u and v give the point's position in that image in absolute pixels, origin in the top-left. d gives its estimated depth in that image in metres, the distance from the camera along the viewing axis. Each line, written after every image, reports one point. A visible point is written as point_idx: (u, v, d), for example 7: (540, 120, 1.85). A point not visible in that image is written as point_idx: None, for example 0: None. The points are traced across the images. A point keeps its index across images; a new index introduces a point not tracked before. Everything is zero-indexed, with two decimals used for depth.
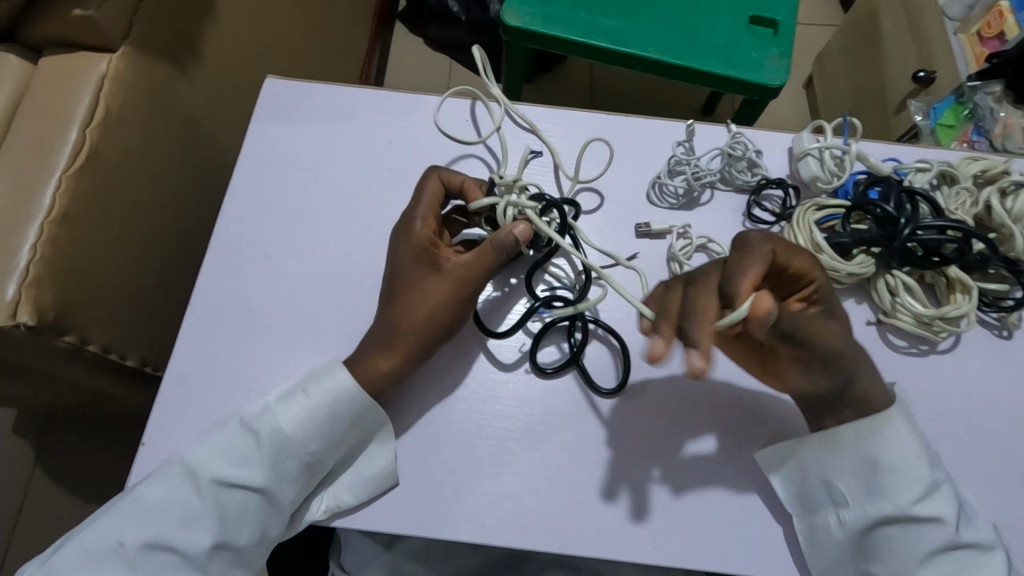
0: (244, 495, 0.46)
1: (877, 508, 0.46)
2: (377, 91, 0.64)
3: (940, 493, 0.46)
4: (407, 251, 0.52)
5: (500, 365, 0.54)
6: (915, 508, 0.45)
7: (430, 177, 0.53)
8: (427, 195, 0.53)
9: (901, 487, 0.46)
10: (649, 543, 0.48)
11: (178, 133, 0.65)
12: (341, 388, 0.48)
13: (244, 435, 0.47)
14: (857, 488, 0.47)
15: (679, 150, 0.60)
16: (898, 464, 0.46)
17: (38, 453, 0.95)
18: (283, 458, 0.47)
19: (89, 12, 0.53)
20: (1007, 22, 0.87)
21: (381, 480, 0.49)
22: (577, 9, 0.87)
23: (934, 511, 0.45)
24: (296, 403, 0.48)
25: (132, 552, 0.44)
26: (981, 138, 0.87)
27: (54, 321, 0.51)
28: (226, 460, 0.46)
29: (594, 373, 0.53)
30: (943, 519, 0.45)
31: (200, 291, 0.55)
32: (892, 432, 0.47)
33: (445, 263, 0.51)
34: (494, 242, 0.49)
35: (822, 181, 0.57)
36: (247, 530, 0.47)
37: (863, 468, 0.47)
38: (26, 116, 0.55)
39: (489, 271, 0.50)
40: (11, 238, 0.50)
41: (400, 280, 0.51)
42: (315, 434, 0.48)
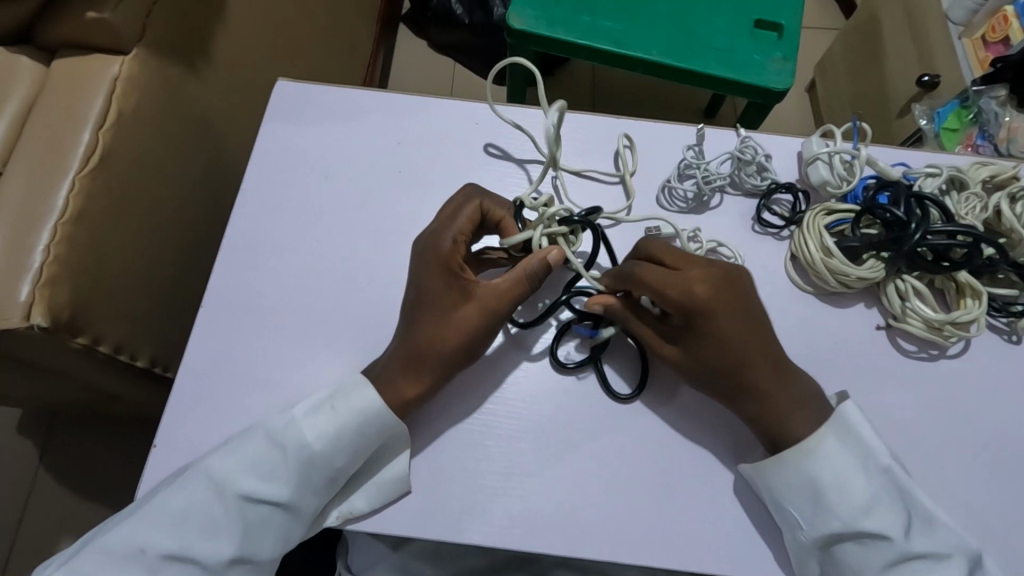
0: (267, 508, 0.46)
1: (829, 527, 0.46)
2: (385, 93, 0.64)
3: (887, 504, 0.45)
4: (433, 270, 0.50)
5: (528, 358, 0.54)
6: (864, 522, 0.45)
7: (467, 199, 0.53)
8: (463, 217, 0.52)
9: (843, 503, 0.45)
10: (659, 545, 0.48)
11: (189, 134, 0.65)
12: (370, 406, 0.48)
13: (269, 449, 0.47)
14: (808, 507, 0.46)
15: (689, 153, 0.61)
16: (837, 479, 0.46)
17: (44, 451, 0.95)
18: (310, 472, 0.47)
19: (104, 14, 0.53)
20: (1011, 27, 0.87)
21: (394, 486, 0.49)
22: (581, 12, 0.87)
23: (884, 524, 0.44)
24: (323, 418, 0.48)
25: (152, 559, 0.44)
26: (984, 142, 0.90)
27: (68, 322, 0.51)
28: (250, 473, 0.46)
29: (613, 378, 0.54)
30: (891, 535, 0.44)
31: (211, 293, 0.55)
32: (824, 446, 0.46)
33: (476, 289, 0.50)
34: (529, 270, 0.50)
35: (831, 186, 0.57)
36: (269, 540, 0.46)
37: (809, 488, 0.46)
38: (39, 118, 0.55)
39: (518, 300, 0.51)
40: (24, 239, 0.50)
41: (427, 303, 0.50)
42: (342, 449, 0.48)
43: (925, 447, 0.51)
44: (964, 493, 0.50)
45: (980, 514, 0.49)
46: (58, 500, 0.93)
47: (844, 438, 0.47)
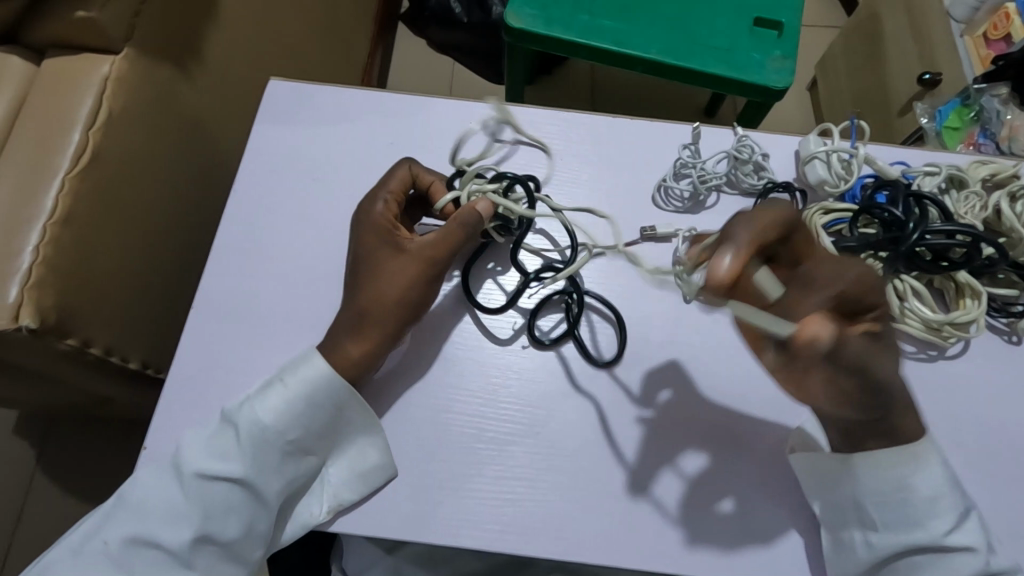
0: (225, 486, 0.45)
1: (910, 537, 0.44)
2: (379, 93, 0.64)
3: (970, 521, 0.44)
4: (369, 233, 0.51)
5: (501, 344, 0.54)
6: (947, 538, 0.43)
7: (399, 165, 0.54)
8: (393, 179, 0.53)
9: (936, 515, 0.44)
10: (653, 550, 0.48)
11: (180, 134, 0.65)
12: (316, 373, 0.48)
13: (225, 428, 0.47)
14: (891, 514, 0.45)
15: (685, 153, 0.60)
16: (933, 492, 0.44)
17: (39, 453, 0.95)
18: (264, 448, 0.46)
19: (92, 13, 0.53)
20: (1014, 23, 0.86)
21: (372, 472, 0.49)
22: (579, 11, 0.87)
23: (965, 540, 0.43)
24: (273, 393, 0.47)
25: (117, 548, 0.44)
26: (986, 141, 0.88)
27: (56, 324, 0.50)
28: (208, 453, 0.46)
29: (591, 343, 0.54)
30: (973, 550, 0.43)
31: (202, 294, 0.55)
32: (927, 460, 0.45)
33: (409, 243, 0.51)
34: (460, 220, 0.50)
35: (829, 185, 0.56)
36: (231, 522, 0.46)
37: (898, 495, 0.44)
38: (28, 118, 0.54)
39: (454, 250, 0.51)
40: (11, 241, 0.49)
41: (363, 260, 0.51)
42: (295, 422, 0.47)
43: None
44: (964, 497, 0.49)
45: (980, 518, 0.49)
46: (54, 501, 0.93)
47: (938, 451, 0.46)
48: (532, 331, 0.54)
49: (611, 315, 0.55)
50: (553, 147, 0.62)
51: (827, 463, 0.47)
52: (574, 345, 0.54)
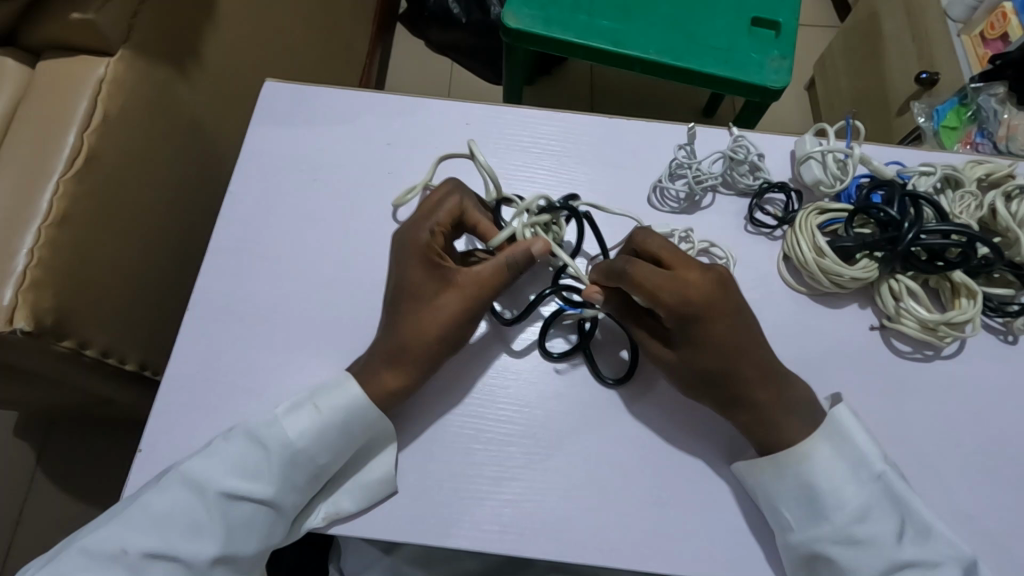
0: (251, 506, 0.46)
1: (817, 532, 0.45)
2: (375, 94, 0.64)
3: (879, 511, 0.44)
4: (415, 262, 0.51)
5: (514, 353, 0.54)
6: (854, 529, 0.44)
7: (449, 194, 0.52)
8: (442, 210, 0.52)
9: (835, 508, 0.45)
10: (649, 550, 0.48)
11: (178, 135, 0.65)
12: (354, 401, 0.48)
13: (252, 447, 0.46)
14: (798, 510, 0.46)
15: (680, 153, 0.60)
16: (830, 485, 0.45)
17: (38, 456, 0.95)
18: (293, 470, 0.47)
19: (89, 15, 0.53)
20: (1010, 23, 0.86)
21: (382, 486, 0.48)
22: (576, 11, 0.87)
23: (874, 530, 0.44)
24: (305, 417, 0.47)
25: (133, 558, 0.43)
26: (984, 140, 0.88)
27: (51, 326, 0.50)
28: (232, 472, 0.46)
29: (602, 363, 0.54)
30: (881, 540, 0.43)
31: (199, 295, 0.55)
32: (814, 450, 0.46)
33: (456, 276, 0.50)
34: (512, 261, 0.49)
35: (825, 185, 0.56)
36: (251, 540, 0.46)
37: (795, 490, 0.46)
38: (24, 120, 0.54)
39: (501, 287, 0.50)
40: (8, 242, 0.49)
41: (407, 289, 0.50)
42: (325, 446, 0.47)
43: (921, 450, 0.50)
44: (961, 496, 0.49)
45: (977, 516, 0.49)
46: (53, 503, 0.93)
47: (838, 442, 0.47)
48: (542, 343, 0.54)
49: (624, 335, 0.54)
50: (549, 148, 0.62)
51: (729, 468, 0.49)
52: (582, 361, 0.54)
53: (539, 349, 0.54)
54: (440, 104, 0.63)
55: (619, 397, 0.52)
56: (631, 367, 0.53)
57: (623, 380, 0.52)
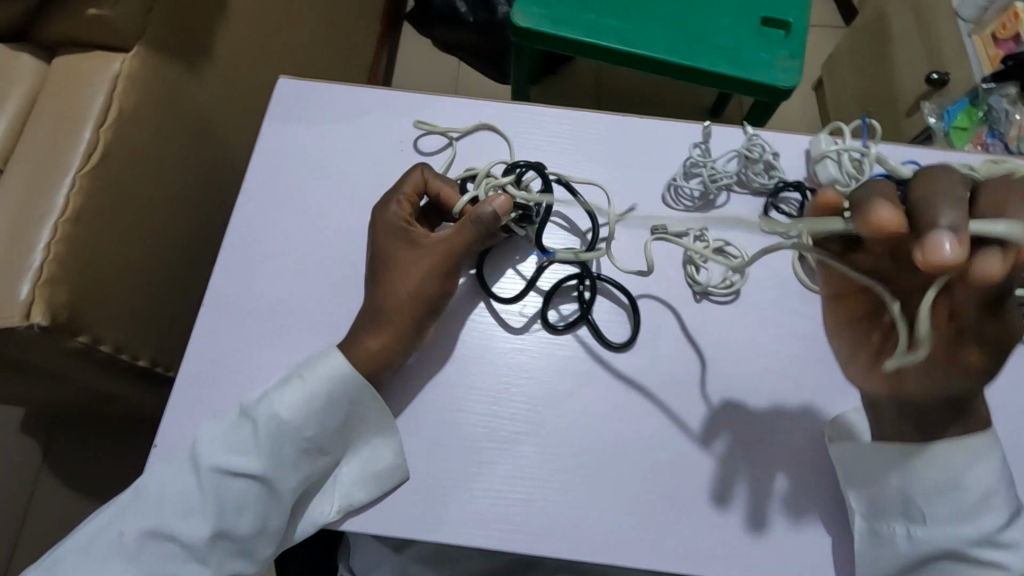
0: (245, 483, 0.46)
1: (957, 533, 0.43)
2: (387, 91, 0.64)
3: (1022, 520, 0.44)
4: (385, 232, 0.52)
5: (514, 332, 0.54)
6: (1000, 534, 0.43)
7: (413, 168, 0.54)
8: (408, 183, 0.54)
9: (986, 512, 0.43)
10: (663, 550, 0.48)
11: (191, 131, 0.65)
12: (335, 369, 0.48)
13: (244, 423, 0.47)
14: (940, 508, 0.44)
15: (695, 151, 0.59)
16: (987, 490, 0.43)
17: (45, 454, 0.95)
18: (281, 443, 0.47)
19: (104, 11, 0.53)
20: (1022, 24, 0.85)
21: (388, 474, 0.48)
22: (586, 10, 0.86)
23: (1017, 538, 0.43)
24: (292, 388, 0.48)
25: (132, 542, 0.44)
26: (996, 141, 0.87)
27: (66, 322, 0.50)
28: (225, 447, 0.46)
29: (607, 329, 0.55)
30: (1022, 549, 0.43)
31: (212, 292, 0.55)
32: (981, 454, 0.43)
33: (425, 241, 0.51)
34: (473, 217, 0.50)
35: (841, 184, 0.56)
36: (244, 520, 0.46)
37: (940, 487, 0.44)
38: (40, 116, 0.54)
39: (468, 249, 0.51)
40: (24, 237, 0.49)
41: (382, 257, 0.52)
42: (312, 418, 0.48)
43: None
44: None
45: None
46: (59, 502, 0.93)
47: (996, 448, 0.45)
48: (545, 317, 0.54)
49: (624, 300, 0.55)
50: (562, 146, 0.62)
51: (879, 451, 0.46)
52: (586, 328, 0.54)
53: (544, 322, 0.54)
54: (453, 102, 0.63)
55: (633, 396, 0.52)
56: (634, 329, 0.54)
57: (629, 342, 0.54)
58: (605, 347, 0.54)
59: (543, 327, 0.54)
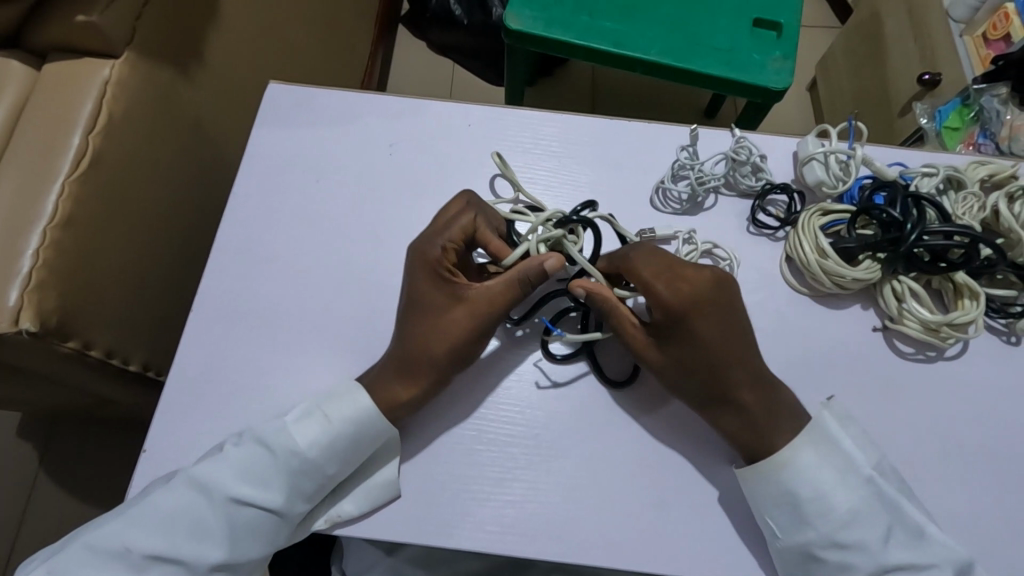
0: (257, 510, 0.46)
1: (806, 538, 0.45)
2: (378, 95, 0.64)
3: (868, 517, 0.44)
4: (426, 278, 0.51)
5: (511, 342, 0.54)
6: (841, 535, 0.44)
7: (464, 211, 0.52)
8: (455, 227, 0.51)
9: (824, 515, 0.45)
10: (651, 551, 0.48)
11: (181, 137, 0.65)
12: (364, 411, 0.48)
13: (261, 455, 0.47)
14: (785, 517, 0.46)
15: (682, 154, 0.60)
16: (817, 493, 0.45)
17: (41, 457, 0.95)
18: (301, 478, 0.47)
19: (92, 17, 0.53)
20: (1013, 24, 0.86)
21: (383, 490, 0.48)
22: (579, 12, 0.87)
23: (860, 536, 0.44)
24: (315, 425, 0.47)
25: (137, 559, 0.44)
26: (986, 141, 0.88)
27: (56, 327, 0.51)
28: (240, 478, 0.46)
29: (607, 365, 0.54)
30: (868, 546, 0.44)
31: (203, 296, 0.55)
32: (798, 458, 0.46)
33: (468, 293, 0.50)
34: (523, 277, 0.49)
35: (827, 186, 0.56)
36: (255, 543, 0.46)
37: (785, 495, 0.46)
38: (30, 122, 0.54)
39: (511, 303, 0.50)
40: (13, 244, 0.49)
41: (421, 305, 0.51)
42: (334, 456, 0.48)
43: (922, 448, 0.51)
44: (964, 497, 0.49)
45: (979, 516, 0.49)
46: (55, 506, 0.93)
47: (825, 446, 0.47)
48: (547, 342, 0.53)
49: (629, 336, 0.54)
50: (551, 149, 0.62)
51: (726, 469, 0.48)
52: (585, 362, 0.54)
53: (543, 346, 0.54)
54: (443, 106, 0.63)
55: (622, 397, 0.52)
56: (634, 370, 0.53)
57: (627, 382, 0.52)
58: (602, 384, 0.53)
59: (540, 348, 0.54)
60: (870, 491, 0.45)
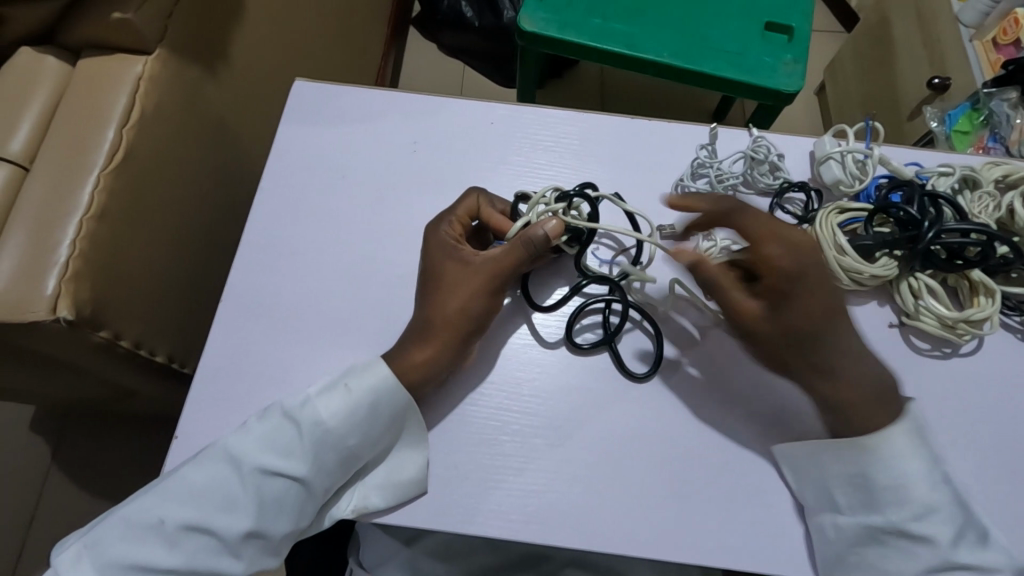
0: (284, 483, 0.47)
1: (868, 520, 0.46)
2: (400, 93, 0.65)
3: (942, 513, 0.44)
4: (435, 251, 0.53)
5: (545, 344, 0.55)
6: (912, 525, 0.44)
7: (468, 193, 0.56)
8: (460, 206, 0.55)
9: (899, 503, 0.45)
10: (672, 541, 0.49)
11: (207, 133, 0.66)
12: (382, 380, 0.49)
13: (286, 425, 0.48)
14: (852, 498, 0.47)
15: (702, 153, 0.61)
16: (894, 481, 0.45)
17: (56, 450, 0.96)
18: (323, 449, 0.48)
19: (127, 15, 0.54)
20: (1022, 29, 0.85)
21: (410, 484, 0.49)
22: (592, 15, 0.88)
23: (932, 530, 0.44)
24: (336, 396, 0.48)
25: (172, 529, 0.45)
26: (997, 144, 0.89)
27: (90, 316, 0.52)
28: (265, 447, 0.47)
29: (629, 357, 0.55)
30: (936, 540, 0.44)
31: (231, 288, 0.56)
32: (888, 447, 0.46)
33: (474, 259, 0.52)
34: (525, 238, 0.51)
35: (845, 185, 0.57)
36: (281, 519, 0.47)
37: (858, 478, 0.47)
38: (65, 117, 0.56)
39: (517, 267, 0.52)
40: (51, 233, 0.51)
41: (433, 274, 0.53)
42: (355, 428, 0.48)
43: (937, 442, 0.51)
44: (980, 491, 0.50)
45: (996, 511, 0.49)
46: (69, 498, 0.94)
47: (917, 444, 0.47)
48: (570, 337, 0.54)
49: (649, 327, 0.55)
50: (570, 146, 0.63)
51: (794, 450, 0.49)
52: (608, 353, 0.55)
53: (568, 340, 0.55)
54: (464, 104, 0.65)
55: (641, 389, 0.53)
56: (657, 361, 0.54)
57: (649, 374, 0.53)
58: (624, 375, 0.54)
59: (567, 341, 0.55)
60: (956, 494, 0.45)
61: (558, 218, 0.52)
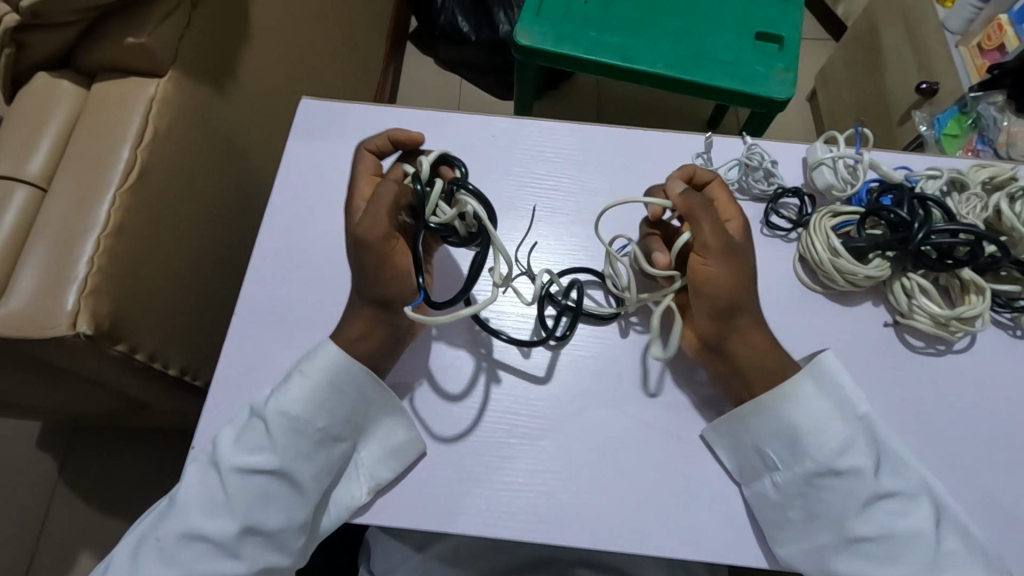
0: (264, 478, 0.48)
1: (803, 467, 0.48)
2: (403, 109, 0.67)
3: (858, 445, 0.48)
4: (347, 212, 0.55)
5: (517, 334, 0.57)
6: (837, 461, 0.47)
7: (363, 152, 0.57)
8: (360, 166, 0.56)
9: (818, 443, 0.48)
10: (677, 538, 0.50)
11: (216, 151, 0.68)
12: (332, 357, 0.51)
13: (257, 421, 0.49)
14: (780, 449, 0.49)
15: (698, 161, 0.64)
16: (811, 424, 0.49)
17: (62, 465, 0.97)
18: (296, 437, 0.49)
19: (142, 39, 0.56)
20: (1006, 35, 0.89)
21: (407, 449, 0.51)
22: (587, 29, 0.90)
23: (855, 463, 0.47)
24: (295, 384, 0.50)
25: (170, 541, 0.47)
26: (985, 147, 0.91)
27: (108, 330, 0.53)
28: (241, 449, 0.48)
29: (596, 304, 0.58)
30: (862, 470, 0.47)
31: (244, 301, 0.58)
32: (802, 391, 0.49)
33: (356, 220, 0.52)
34: (379, 196, 0.50)
35: (836, 190, 0.59)
36: (272, 514, 0.48)
37: (781, 429, 0.49)
38: (79, 139, 0.57)
39: (382, 225, 0.50)
40: (70, 251, 0.52)
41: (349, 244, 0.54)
42: (323, 409, 0.50)
43: (932, 437, 0.53)
44: (978, 484, 0.51)
45: (992, 501, 0.51)
46: (75, 512, 0.95)
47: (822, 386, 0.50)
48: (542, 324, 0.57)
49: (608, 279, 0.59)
50: (569, 157, 0.65)
51: (720, 422, 0.51)
52: (608, 359, 0.56)
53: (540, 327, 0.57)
54: (466, 118, 0.66)
55: (644, 391, 0.55)
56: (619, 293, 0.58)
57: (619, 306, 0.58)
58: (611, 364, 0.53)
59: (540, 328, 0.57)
60: (868, 430, 0.49)
61: (401, 192, 0.51)
